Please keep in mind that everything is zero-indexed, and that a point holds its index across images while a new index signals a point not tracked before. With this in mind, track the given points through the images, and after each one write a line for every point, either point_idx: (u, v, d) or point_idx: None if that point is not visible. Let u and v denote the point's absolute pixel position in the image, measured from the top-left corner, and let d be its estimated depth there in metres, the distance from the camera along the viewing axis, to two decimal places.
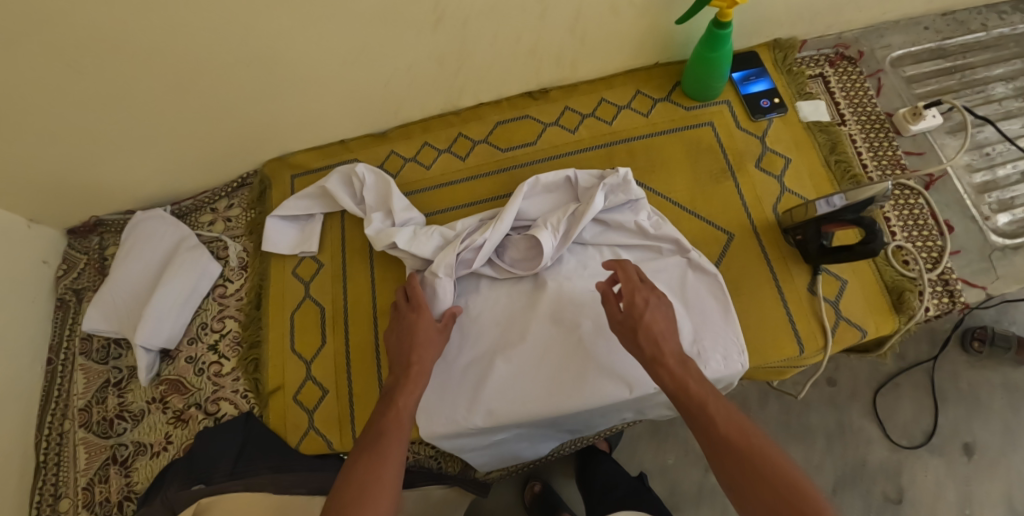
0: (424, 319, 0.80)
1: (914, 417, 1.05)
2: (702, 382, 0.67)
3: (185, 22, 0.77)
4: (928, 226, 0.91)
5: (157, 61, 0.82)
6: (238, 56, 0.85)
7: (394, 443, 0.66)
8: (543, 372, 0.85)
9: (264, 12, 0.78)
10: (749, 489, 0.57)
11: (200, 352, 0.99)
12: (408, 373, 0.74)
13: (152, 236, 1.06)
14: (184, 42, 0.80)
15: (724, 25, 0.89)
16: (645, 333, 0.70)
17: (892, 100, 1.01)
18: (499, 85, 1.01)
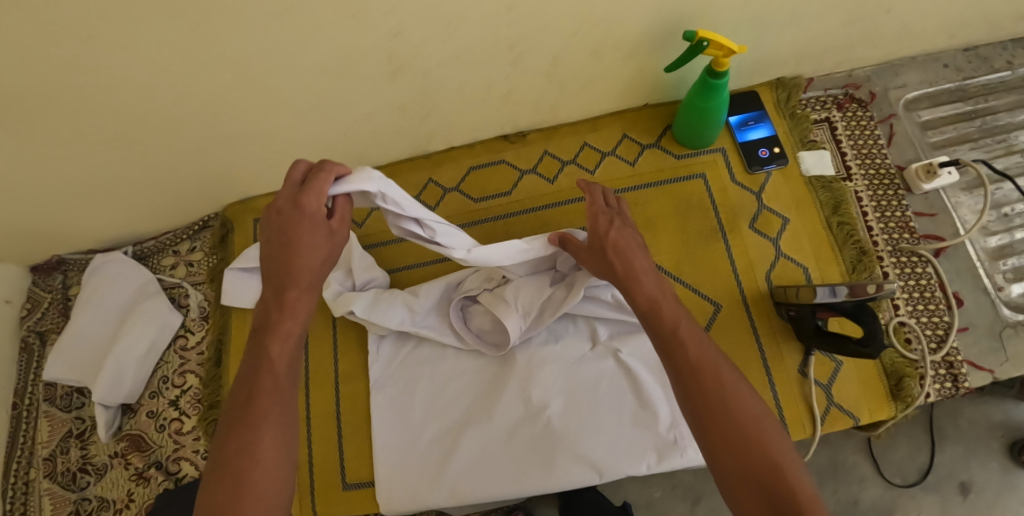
0: (312, 217, 0.53)
1: (911, 453, 0.91)
2: (677, 307, 0.59)
3: (120, 83, 0.70)
4: (935, 300, 0.83)
5: (97, 118, 0.76)
6: (184, 110, 0.78)
7: (275, 398, 0.52)
8: (509, 451, 0.80)
9: (205, 70, 0.71)
10: (719, 438, 0.48)
11: (161, 407, 0.96)
12: (298, 285, 0.55)
13: (114, 280, 1.01)
14: (122, 99, 0.73)
15: (719, 74, 0.78)
16: (615, 251, 0.63)
17: (904, 150, 0.92)
18: (472, 128, 0.93)
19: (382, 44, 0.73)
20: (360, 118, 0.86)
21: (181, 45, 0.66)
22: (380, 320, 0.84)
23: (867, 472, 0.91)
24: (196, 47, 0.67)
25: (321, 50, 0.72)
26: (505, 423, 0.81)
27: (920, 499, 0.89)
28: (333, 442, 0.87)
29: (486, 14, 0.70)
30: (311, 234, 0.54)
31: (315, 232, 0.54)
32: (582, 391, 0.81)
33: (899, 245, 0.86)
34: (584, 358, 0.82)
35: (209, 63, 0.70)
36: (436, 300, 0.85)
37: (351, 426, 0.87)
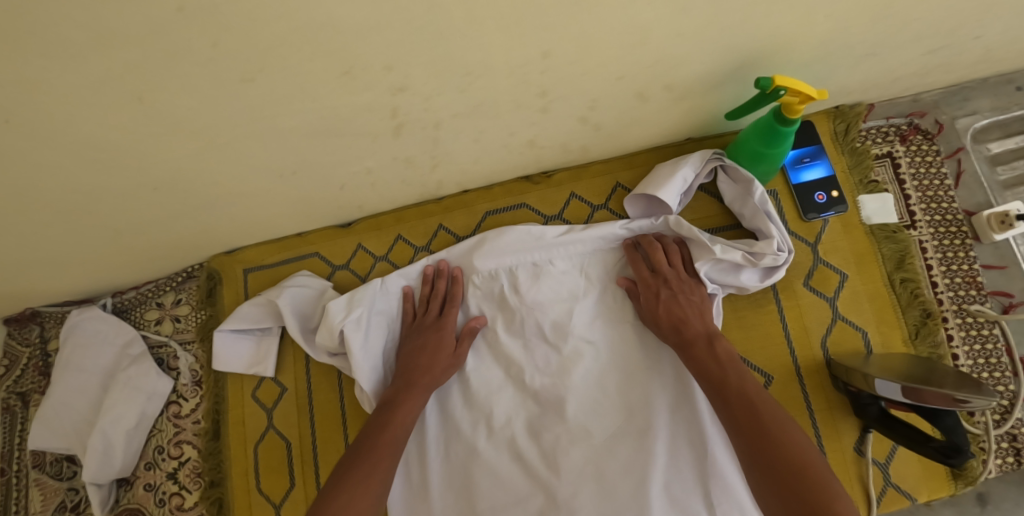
0: (445, 338, 0.77)
1: None
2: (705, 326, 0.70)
3: (72, 144, 0.59)
4: (1001, 366, 0.77)
5: (49, 182, 0.65)
6: (152, 173, 0.66)
7: (385, 461, 0.67)
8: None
9: (173, 133, 0.59)
10: (749, 418, 0.59)
11: (159, 480, 0.89)
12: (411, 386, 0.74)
13: (93, 342, 0.91)
14: (75, 161, 0.62)
15: (789, 121, 0.67)
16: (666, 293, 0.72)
17: (973, 192, 0.83)
18: (489, 171, 0.81)
19: (382, 100, 0.59)
20: (360, 172, 0.74)
21: (130, 102, 0.53)
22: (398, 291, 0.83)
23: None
24: (156, 106, 0.55)
25: (310, 109, 0.59)
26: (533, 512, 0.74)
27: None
28: None
29: (515, 63, 0.57)
30: (441, 345, 0.77)
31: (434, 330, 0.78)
32: (617, 472, 0.73)
33: (966, 304, 0.78)
34: (619, 434, 0.74)
35: (178, 125, 0.58)
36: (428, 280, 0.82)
37: None
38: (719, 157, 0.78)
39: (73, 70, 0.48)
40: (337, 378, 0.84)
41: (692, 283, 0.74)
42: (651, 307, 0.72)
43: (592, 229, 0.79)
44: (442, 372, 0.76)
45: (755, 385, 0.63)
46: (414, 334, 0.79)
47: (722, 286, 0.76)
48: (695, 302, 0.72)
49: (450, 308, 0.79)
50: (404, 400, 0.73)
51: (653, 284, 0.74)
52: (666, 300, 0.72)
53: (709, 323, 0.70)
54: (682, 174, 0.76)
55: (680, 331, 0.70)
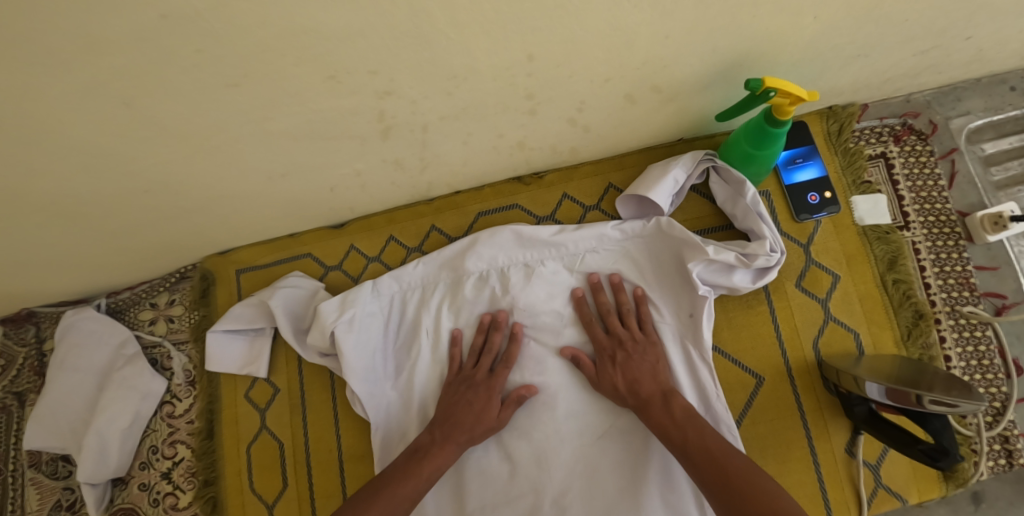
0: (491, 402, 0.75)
1: None
2: (659, 385, 0.71)
3: (60, 149, 0.59)
4: (993, 368, 0.76)
5: (38, 186, 0.65)
6: (140, 176, 0.66)
7: (404, 487, 0.68)
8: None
9: (159, 137, 0.59)
10: (715, 478, 0.60)
11: (153, 479, 0.89)
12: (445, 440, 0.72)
13: (87, 342, 0.92)
14: (63, 166, 0.62)
15: (780, 122, 0.67)
16: (619, 360, 0.73)
17: (966, 192, 0.82)
18: (480, 173, 0.81)
19: (369, 103, 0.59)
20: (349, 175, 0.73)
21: (116, 107, 0.54)
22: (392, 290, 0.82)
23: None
24: (142, 110, 0.55)
25: (296, 113, 0.59)
26: (524, 512, 0.74)
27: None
28: None
29: (500, 66, 0.57)
30: (486, 405, 0.74)
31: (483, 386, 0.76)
32: (608, 469, 0.73)
33: (959, 306, 0.78)
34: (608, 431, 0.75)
35: (165, 129, 0.58)
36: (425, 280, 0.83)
37: None
38: (710, 158, 0.78)
39: (59, 76, 0.48)
40: (330, 379, 0.84)
41: (647, 343, 0.74)
42: (608, 375, 0.73)
43: (585, 229, 0.79)
44: (482, 432, 0.74)
45: (716, 438, 0.64)
46: (461, 388, 0.76)
47: (714, 287, 0.75)
48: (649, 358, 0.73)
49: (503, 368, 0.77)
50: (436, 455, 0.71)
51: (611, 345, 0.75)
52: (621, 367, 0.73)
53: (661, 381, 0.71)
54: (673, 175, 0.76)
55: (638, 395, 0.70)
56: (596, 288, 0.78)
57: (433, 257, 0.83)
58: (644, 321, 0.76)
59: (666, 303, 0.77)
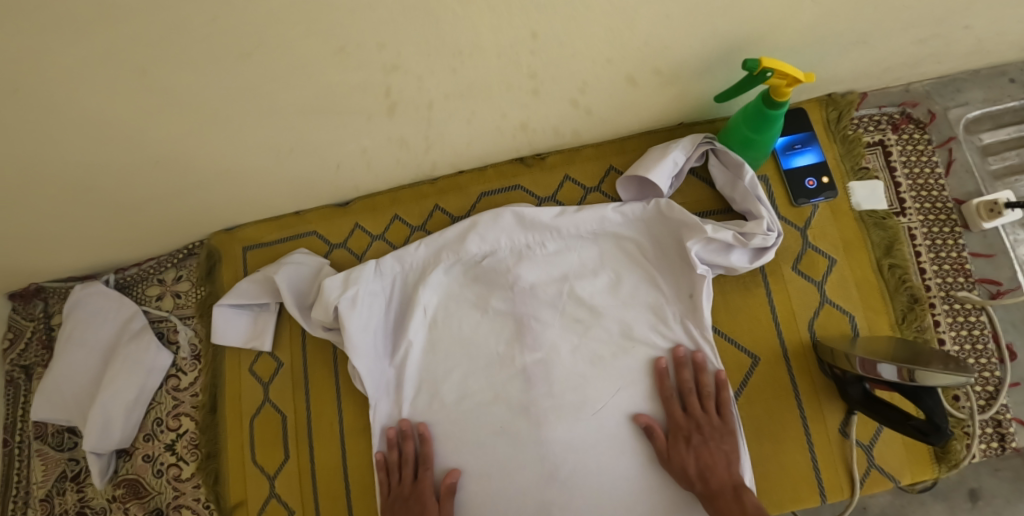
0: (421, 504, 0.74)
1: None
2: (732, 476, 0.69)
3: (76, 117, 0.60)
4: (987, 352, 0.77)
5: (50, 156, 0.66)
6: (148, 148, 0.68)
7: None
8: (527, 501, 0.76)
9: (170, 108, 0.61)
10: None
11: (157, 451, 0.91)
12: None
13: (94, 316, 0.94)
14: (75, 136, 0.63)
15: (777, 104, 0.68)
16: (698, 444, 0.71)
17: (963, 181, 0.83)
18: (483, 154, 0.82)
19: (376, 77, 0.60)
20: (354, 152, 0.74)
21: (131, 74, 0.55)
22: (393, 270, 0.83)
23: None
24: (157, 78, 0.56)
25: (304, 86, 0.60)
26: (523, 484, 0.76)
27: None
28: (339, 501, 0.81)
29: (505, 43, 0.59)
30: (422, 511, 0.74)
31: (417, 505, 0.75)
32: (606, 441, 0.76)
33: (953, 291, 0.79)
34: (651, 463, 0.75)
35: (177, 98, 0.60)
36: (420, 265, 0.83)
37: (359, 483, 0.81)
38: (709, 142, 0.79)
39: (76, 40, 0.50)
40: (332, 353, 0.85)
41: (728, 428, 0.72)
42: (680, 454, 0.71)
43: (586, 211, 0.80)
44: None
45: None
46: (396, 507, 0.76)
47: (712, 267, 0.77)
48: (726, 447, 0.71)
49: (424, 471, 0.76)
50: None
51: (687, 427, 0.72)
52: (697, 450, 0.71)
53: (735, 473, 0.69)
54: (673, 157, 0.78)
55: (710, 482, 0.69)
56: (681, 364, 0.74)
57: (435, 237, 0.83)
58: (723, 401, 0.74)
59: (666, 284, 0.78)
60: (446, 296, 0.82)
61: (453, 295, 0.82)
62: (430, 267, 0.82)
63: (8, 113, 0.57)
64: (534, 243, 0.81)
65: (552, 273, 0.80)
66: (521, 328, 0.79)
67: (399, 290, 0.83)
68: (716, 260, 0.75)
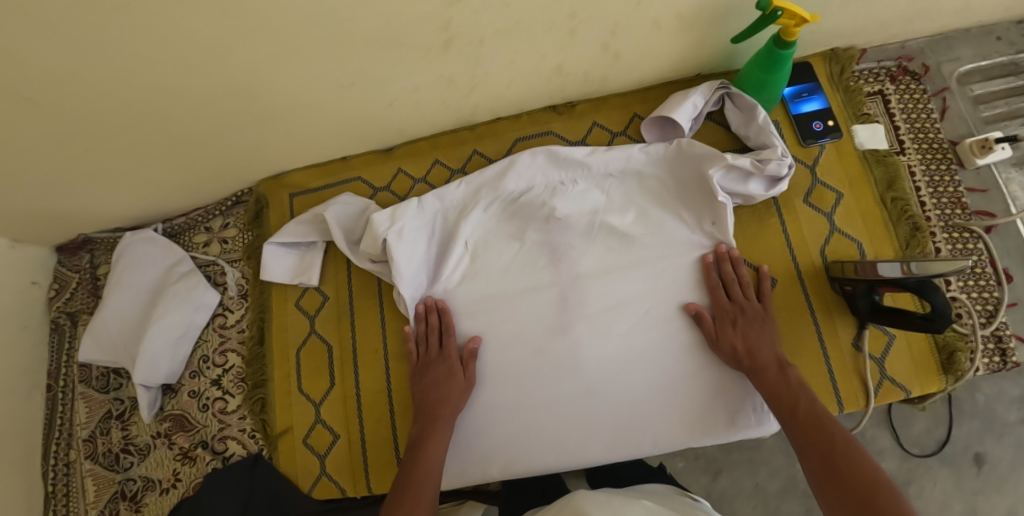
0: (445, 366, 0.82)
1: (928, 427, 0.95)
2: (772, 352, 0.76)
3: (150, 54, 0.64)
4: (985, 276, 0.84)
5: (121, 94, 0.71)
6: (212, 86, 0.72)
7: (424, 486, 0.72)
8: (566, 412, 0.81)
9: (240, 43, 0.65)
10: (824, 445, 0.67)
11: (203, 387, 0.94)
12: (435, 423, 0.78)
13: (143, 260, 0.98)
14: (145, 72, 0.67)
15: (786, 45, 0.76)
16: (742, 325, 0.78)
17: (957, 125, 0.92)
18: (520, 100, 0.90)
19: (438, 12, 0.66)
20: (405, 91, 0.81)
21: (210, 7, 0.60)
22: (432, 206, 0.88)
23: (884, 445, 0.96)
24: (242, 10, 0.60)
25: (371, 16, 0.65)
26: (563, 397, 0.81)
27: (934, 470, 0.94)
28: (385, 421, 0.86)
29: None
30: (449, 376, 0.81)
31: (443, 372, 0.81)
32: (639, 356, 0.81)
33: (952, 221, 0.86)
34: (679, 375, 0.80)
35: (252, 33, 0.64)
36: (460, 200, 0.89)
37: (402, 404, 0.86)
38: (725, 87, 0.87)
39: None
40: (377, 285, 0.91)
41: (764, 312, 0.80)
42: (728, 335, 0.77)
43: (615, 150, 0.86)
44: (459, 397, 0.80)
45: (825, 410, 0.70)
46: (422, 369, 0.83)
47: (732, 196, 0.84)
48: (766, 329, 0.78)
49: (448, 338, 0.83)
50: (432, 436, 0.77)
51: (729, 309, 0.80)
52: (742, 331, 0.78)
53: (778, 351, 0.77)
54: (692, 100, 0.85)
55: (754, 358, 0.76)
56: (724, 259, 0.82)
57: (474, 177, 0.89)
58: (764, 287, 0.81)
59: (689, 214, 0.85)
60: (485, 229, 0.88)
61: (493, 229, 0.88)
62: (470, 200, 0.88)
63: (85, 44, 0.61)
64: (566, 179, 0.87)
65: (584, 206, 0.86)
66: (551, 256, 0.86)
67: (439, 225, 0.88)
68: (736, 189, 0.82)
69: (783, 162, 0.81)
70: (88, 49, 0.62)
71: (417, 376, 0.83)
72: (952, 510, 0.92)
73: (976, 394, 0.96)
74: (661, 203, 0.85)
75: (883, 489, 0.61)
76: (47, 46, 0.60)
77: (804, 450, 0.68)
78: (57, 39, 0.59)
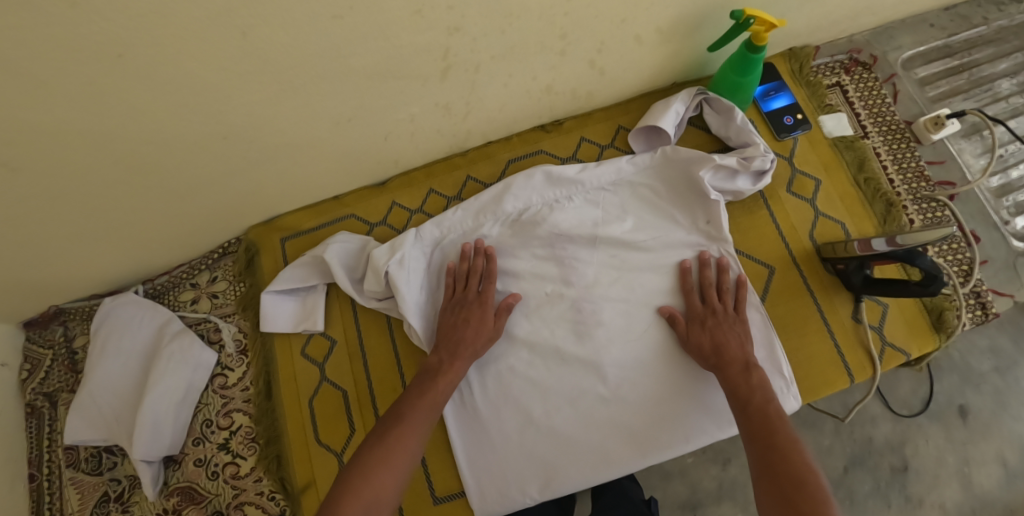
0: (481, 312, 0.82)
1: (913, 388, 1.05)
2: (741, 350, 0.77)
3: (145, 104, 0.62)
4: (956, 239, 0.92)
5: (109, 150, 0.67)
6: (207, 133, 0.70)
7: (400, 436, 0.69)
8: (592, 425, 0.81)
9: (239, 87, 0.64)
10: (767, 438, 0.67)
11: (210, 453, 0.89)
12: (453, 357, 0.78)
13: (128, 326, 0.93)
14: (138, 124, 0.64)
15: (756, 49, 0.81)
16: (712, 326, 0.79)
17: (909, 106, 1.00)
18: (510, 122, 0.91)
19: (439, 41, 0.67)
20: (402, 121, 0.81)
21: (212, 56, 0.58)
22: (433, 235, 0.88)
23: (877, 411, 1.05)
24: (246, 48, 0.59)
25: (374, 50, 0.65)
26: (590, 406, 0.82)
27: (925, 427, 1.03)
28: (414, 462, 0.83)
29: (546, 5, 0.67)
30: (480, 319, 0.81)
31: (481, 314, 0.82)
32: (658, 358, 0.83)
33: (919, 193, 0.94)
34: (697, 373, 0.82)
35: (252, 77, 0.63)
36: (461, 227, 0.89)
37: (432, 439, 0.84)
38: (702, 93, 0.91)
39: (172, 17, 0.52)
40: (386, 321, 0.89)
41: (738, 315, 0.81)
42: (697, 333, 0.79)
43: (605, 164, 0.89)
44: (482, 342, 0.80)
45: (779, 409, 0.70)
46: (455, 308, 0.83)
47: (723, 194, 0.87)
48: (736, 330, 0.79)
49: (488, 285, 0.84)
50: (448, 370, 0.77)
51: (702, 311, 0.81)
52: (712, 331, 0.79)
53: (748, 352, 0.77)
54: (675, 107, 0.89)
55: (722, 354, 0.76)
56: (705, 263, 0.84)
57: (471, 202, 0.90)
58: (738, 290, 0.82)
59: (685, 216, 0.88)
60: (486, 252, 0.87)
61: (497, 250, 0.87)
62: (471, 227, 0.88)
63: (76, 99, 0.58)
64: (558, 198, 0.89)
65: (577, 218, 0.87)
66: (559, 270, 0.86)
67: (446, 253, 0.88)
68: (727, 185, 0.86)
69: (766, 156, 0.86)
70: (78, 105, 0.59)
71: (447, 312, 0.83)
72: (946, 461, 1.02)
73: (952, 352, 1.07)
74: (655, 211, 0.88)
75: (810, 485, 0.62)
76: (33, 104, 0.56)
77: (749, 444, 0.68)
78: (45, 95, 0.56)
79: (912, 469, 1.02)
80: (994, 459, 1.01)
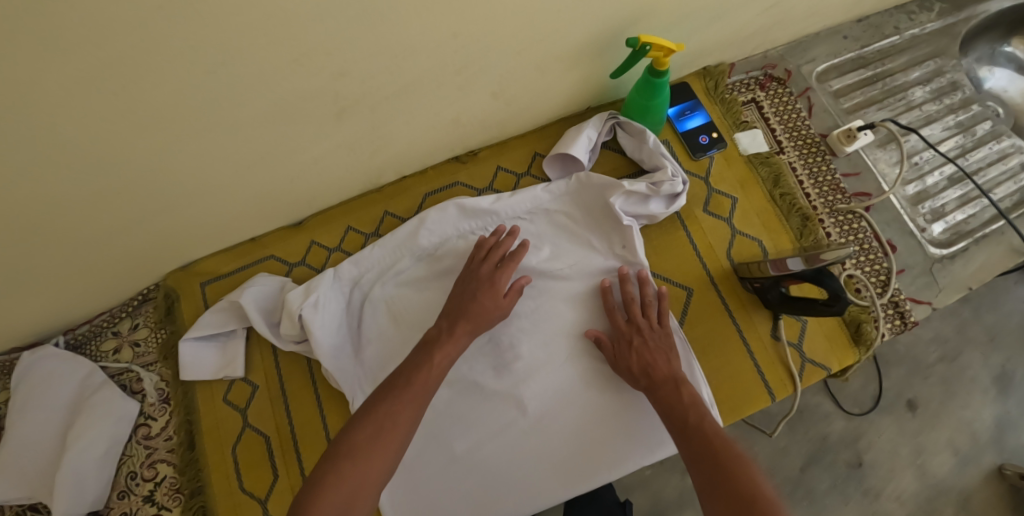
0: (493, 288, 0.79)
1: (862, 385, 1.07)
2: (670, 368, 0.75)
3: (21, 172, 0.61)
4: (872, 250, 0.92)
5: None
6: (98, 191, 0.69)
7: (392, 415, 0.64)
8: (516, 456, 0.81)
9: (121, 146, 0.63)
10: (710, 458, 0.62)
11: (135, 506, 0.87)
12: (454, 332, 0.75)
13: (50, 379, 0.91)
14: (19, 191, 0.63)
15: (659, 73, 0.81)
16: (639, 346, 0.78)
17: (824, 119, 1.00)
18: (423, 155, 0.91)
19: (327, 85, 0.67)
20: (307, 162, 0.80)
21: (80, 120, 0.57)
22: (349, 274, 0.88)
23: (829, 409, 1.05)
24: (119, 110, 0.58)
25: (258, 100, 0.65)
26: (516, 437, 0.82)
27: (877, 422, 1.05)
28: None
29: (432, 44, 0.67)
30: (491, 295, 0.78)
31: (491, 289, 0.78)
32: (577, 388, 0.83)
33: (835, 206, 0.94)
34: (618, 403, 0.82)
35: (132, 136, 0.62)
36: (377, 262, 0.88)
37: None
38: (614, 117, 0.92)
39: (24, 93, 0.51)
40: (307, 363, 0.89)
41: (663, 332, 0.79)
42: (625, 356, 0.78)
43: (519, 194, 0.89)
44: (489, 318, 0.77)
45: (717, 425, 0.66)
46: (467, 280, 0.80)
47: (637, 218, 0.88)
48: (665, 349, 0.77)
49: (509, 264, 0.81)
50: (446, 343, 0.74)
51: (632, 328, 0.80)
52: (639, 350, 0.77)
53: (676, 369, 0.75)
54: (586, 133, 0.89)
55: (653, 374, 0.75)
56: (626, 279, 0.83)
57: (386, 238, 0.89)
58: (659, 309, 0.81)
59: (600, 241, 0.88)
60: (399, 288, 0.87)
61: (412, 285, 0.87)
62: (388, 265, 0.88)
63: None
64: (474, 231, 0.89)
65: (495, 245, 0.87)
66: None
67: (363, 292, 0.87)
68: (638, 209, 0.86)
69: (675, 179, 0.86)
70: None
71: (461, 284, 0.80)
72: (900, 452, 1.03)
73: (897, 344, 1.09)
74: (569, 238, 0.88)
75: (756, 503, 0.55)
76: None
77: (693, 462, 0.63)
78: None
79: (867, 463, 1.03)
80: (945, 446, 1.03)
